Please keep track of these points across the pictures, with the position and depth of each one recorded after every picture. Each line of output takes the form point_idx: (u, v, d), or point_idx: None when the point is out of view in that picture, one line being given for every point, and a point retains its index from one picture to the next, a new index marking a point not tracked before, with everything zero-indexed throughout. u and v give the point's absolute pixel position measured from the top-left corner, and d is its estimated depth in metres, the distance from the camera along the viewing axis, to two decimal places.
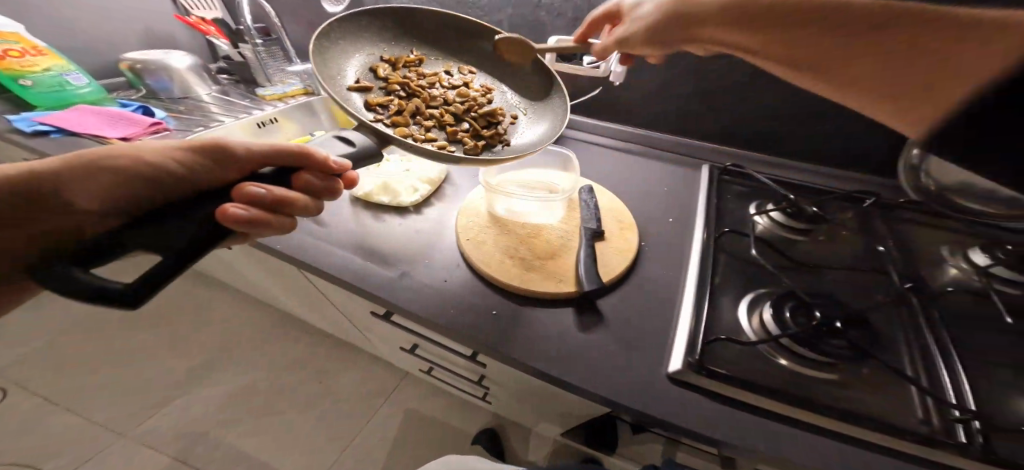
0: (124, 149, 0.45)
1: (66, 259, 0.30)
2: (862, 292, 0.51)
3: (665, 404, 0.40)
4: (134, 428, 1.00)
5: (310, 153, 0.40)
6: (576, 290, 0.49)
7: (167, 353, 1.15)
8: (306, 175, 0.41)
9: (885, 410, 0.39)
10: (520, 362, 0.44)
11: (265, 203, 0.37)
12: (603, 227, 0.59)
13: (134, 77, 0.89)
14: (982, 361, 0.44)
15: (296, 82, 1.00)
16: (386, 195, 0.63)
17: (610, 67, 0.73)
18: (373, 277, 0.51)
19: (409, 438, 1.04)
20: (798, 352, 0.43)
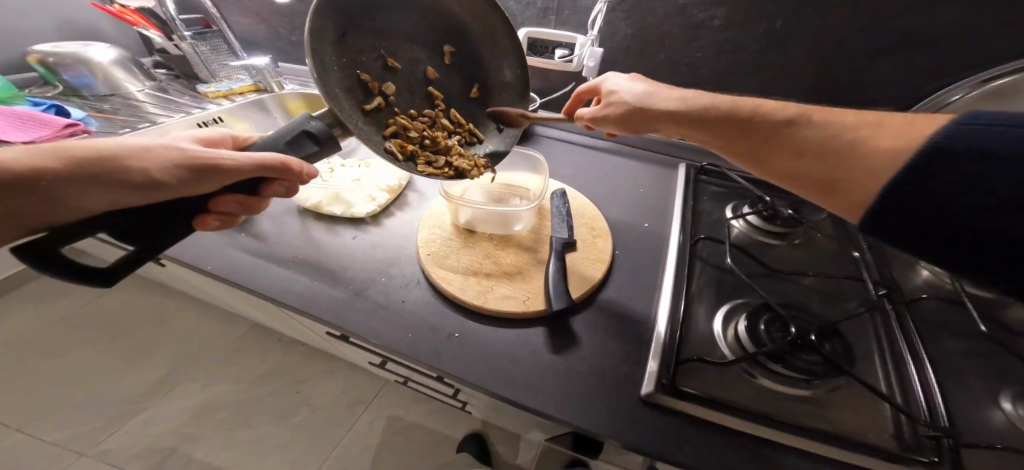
0: (114, 147, 0.38)
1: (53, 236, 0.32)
2: (836, 299, 0.50)
3: (641, 430, 0.37)
4: (86, 447, 0.89)
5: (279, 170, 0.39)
6: (545, 308, 0.46)
7: (112, 367, 1.03)
8: (272, 186, 0.42)
9: (858, 430, 0.38)
10: (485, 388, 0.39)
11: (232, 211, 0.43)
12: (575, 235, 0.56)
13: (47, 72, 0.79)
14: (959, 368, 0.44)
15: (244, 78, 0.92)
16: (338, 205, 0.58)
17: (583, 61, 0.69)
18: (323, 300, 0.46)
19: (392, 446, 0.97)
20: (773, 368, 0.41)
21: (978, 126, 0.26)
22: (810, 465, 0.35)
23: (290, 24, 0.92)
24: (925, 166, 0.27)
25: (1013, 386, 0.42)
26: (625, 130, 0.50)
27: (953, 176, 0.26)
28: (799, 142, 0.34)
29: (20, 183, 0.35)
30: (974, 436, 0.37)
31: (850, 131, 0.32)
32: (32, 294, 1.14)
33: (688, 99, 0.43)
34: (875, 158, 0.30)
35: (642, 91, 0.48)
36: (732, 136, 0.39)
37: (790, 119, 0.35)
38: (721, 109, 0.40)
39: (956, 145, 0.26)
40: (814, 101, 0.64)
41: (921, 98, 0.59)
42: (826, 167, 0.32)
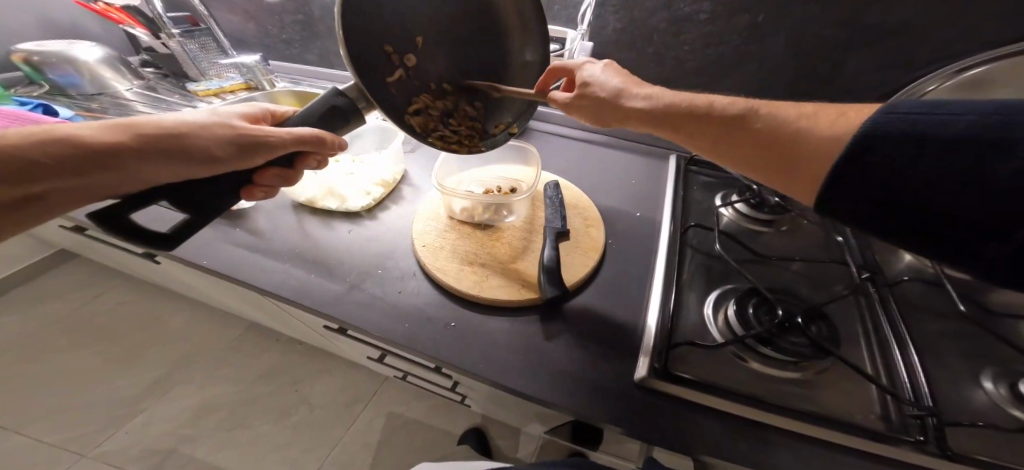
0: (173, 126, 0.41)
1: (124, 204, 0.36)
2: (822, 284, 0.52)
3: (635, 413, 0.38)
4: (88, 448, 0.89)
5: (317, 142, 0.42)
6: (539, 296, 0.47)
7: (108, 369, 1.02)
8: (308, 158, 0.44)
9: (843, 410, 0.39)
10: (482, 375, 0.40)
11: (272, 184, 0.45)
12: (569, 225, 0.57)
13: (32, 71, 0.78)
14: (939, 349, 0.45)
15: (234, 76, 0.91)
16: (333, 199, 0.58)
17: (573, 55, 0.69)
18: (320, 293, 0.46)
19: (393, 442, 0.97)
20: (762, 351, 0.42)
21: (904, 114, 0.25)
22: (799, 444, 0.36)
23: (279, 22, 0.91)
24: (866, 155, 0.26)
25: (993, 366, 0.44)
26: (596, 122, 0.47)
27: (882, 156, 0.25)
28: (750, 133, 0.33)
29: (95, 156, 0.39)
30: (955, 416, 0.39)
31: (795, 120, 0.31)
32: (26, 298, 1.14)
33: (655, 96, 0.42)
34: (810, 142, 0.30)
35: (616, 83, 0.45)
36: (700, 131, 0.37)
37: (738, 114, 0.34)
38: (687, 103, 0.39)
39: (889, 130, 0.25)
40: (799, 93, 0.65)
41: (898, 90, 0.60)
42: (775, 153, 0.32)
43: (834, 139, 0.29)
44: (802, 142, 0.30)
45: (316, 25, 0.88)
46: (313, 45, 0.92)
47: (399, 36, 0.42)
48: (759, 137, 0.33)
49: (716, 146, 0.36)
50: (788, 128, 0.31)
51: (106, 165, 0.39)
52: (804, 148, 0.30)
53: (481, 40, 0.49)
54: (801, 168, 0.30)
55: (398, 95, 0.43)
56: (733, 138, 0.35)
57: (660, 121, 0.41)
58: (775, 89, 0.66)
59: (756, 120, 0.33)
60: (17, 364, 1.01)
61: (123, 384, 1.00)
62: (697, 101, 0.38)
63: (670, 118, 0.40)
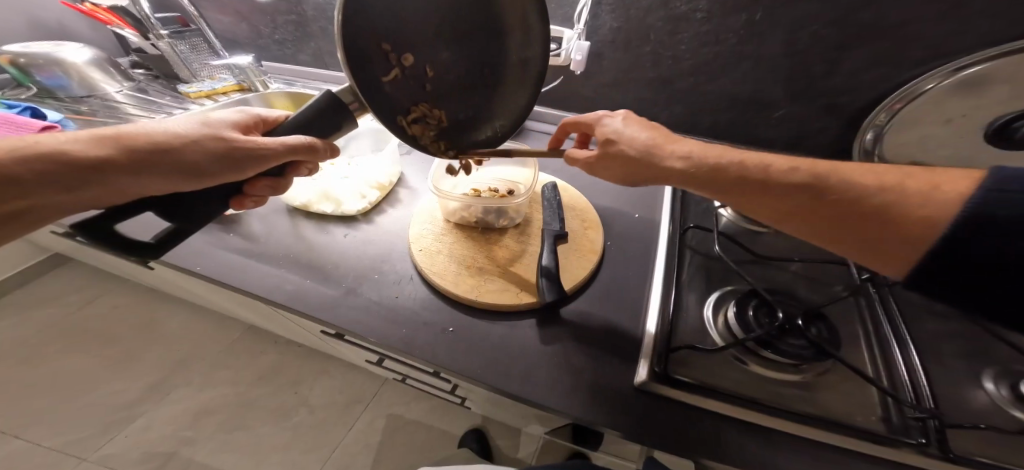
0: (162, 138, 0.40)
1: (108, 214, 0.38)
2: (821, 284, 0.52)
3: (637, 417, 0.38)
4: (88, 452, 0.88)
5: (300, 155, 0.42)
6: (537, 300, 0.46)
7: (104, 374, 1.01)
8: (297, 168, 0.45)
9: (846, 414, 0.39)
10: (482, 381, 0.40)
11: (261, 194, 0.46)
12: (566, 227, 0.56)
13: (19, 73, 0.77)
14: (937, 349, 0.45)
15: (227, 77, 0.90)
16: (328, 203, 0.57)
17: (570, 55, 0.68)
18: (315, 298, 0.46)
19: (394, 444, 0.97)
20: (763, 354, 0.42)
21: (1015, 194, 0.23)
22: (802, 448, 0.36)
23: (271, 22, 0.90)
24: (988, 239, 0.23)
25: (992, 366, 0.44)
26: (626, 182, 0.41)
27: (1016, 246, 0.22)
28: (828, 203, 0.30)
29: (83, 171, 0.38)
30: (956, 418, 0.39)
31: (876, 192, 0.28)
32: (19, 304, 1.13)
33: (694, 155, 0.37)
34: (912, 221, 0.26)
35: (645, 138, 0.40)
36: (766, 198, 0.33)
37: (809, 183, 0.31)
38: (737, 167, 0.34)
39: (1013, 218, 0.22)
40: (797, 92, 0.65)
41: (896, 88, 0.60)
42: (865, 229, 0.28)
43: (930, 218, 0.26)
44: (894, 223, 0.27)
45: (309, 26, 0.87)
46: (306, 46, 0.91)
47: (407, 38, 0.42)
48: (836, 208, 0.29)
49: (785, 219, 0.32)
50: (871, 199, 0.28)
51: (93, 181, 0.38)
52: (901, 225, 0.27)
53: (480, 43, 0.47)
54: (892, 247, 0.27)
55: (392, 93, 0.42)
56: (804, 210, 0.31)
57: (706, 184, 0.36)
58: (773, 87, 0.66)
59: (830, 191, 0.30)
60: (12, 370, 1.00)
61: (120, 388, 0.99)
62: (749, 163, 0.34)
63: (717, 183, 0.35)
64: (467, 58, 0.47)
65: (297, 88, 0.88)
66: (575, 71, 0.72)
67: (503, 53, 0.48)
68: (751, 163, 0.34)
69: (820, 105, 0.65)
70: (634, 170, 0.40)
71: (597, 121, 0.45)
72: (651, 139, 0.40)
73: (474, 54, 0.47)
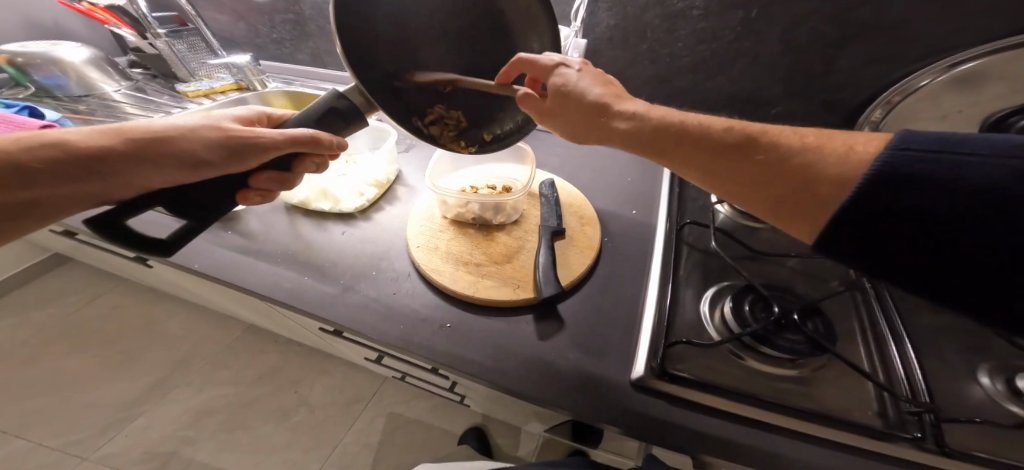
0: (167, 130, 0.40)
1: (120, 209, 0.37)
2: (818, 279, 0.52)
3: (634, 413, 0.38)
4: (89, 452, 0.89)
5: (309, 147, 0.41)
6: (534, 295, 0.46)
7: (103, 374, 1.01)
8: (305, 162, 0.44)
9: (843, 408, 0.39)
10: (481, 377, 0.40)
11: (268, 188, 0.45)
12: (564, 224, 0.56)
13: (17, 73, 0.77)
14: (933, 343, 0.45)
15: (225, 76, 0.90)
16: (326, 200, 0.57)
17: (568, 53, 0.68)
18: (313, 295, 0.46)
19: (394, 442, 0.97)
20: (760, 349, 0.42)
21: (918, 153, 0.22)
22: (800, 443, 0.36)
23: (269, 22, 0.90)
24: (879, 195, 0.22)
25: (989, 361, 0.44)
26: (574, 136, 0.43)
27: (896, 200, 0.22)
28: (751, 162, 0.29)
29: (87, 162, 0.38)
30: (953, 412, 0.39)
31: (798, 151, 0.28)
32: (18, 304, 1.13)
33: (641, 113, 0.37)
34: (821, 182, 0.26)
35: (597, 93, 0.41)
36: (691, 155, 0.33)
37: (740, 141, 0.30)
38: (677, 126, 0.34)
39: (904, 174, 0.22)
40: (794, 89, 0.65)
41: (892, 84, 0.60)
42: (778, 187, 0.28)
43: (840, 181, 0.25)
44: (804, 183, 0.26)
45: (307, 24, 0.87)
46: (304, 45, 0.91)
47: (410, 44, 0.42)
48: (756, 166, 0.29)
49: (710, 180, 0.32)
50: (791, 160, 0.27)
51: (98, 172, 0.38)
52: (814, 183, 0.26)
53: (478, 39, 0.46)
54: (802, 210, 0.27)
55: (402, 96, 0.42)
56: (727, 169, 0.31)
57: (642, 141, 0.36)
58: (770, 84, 0.66)
59: (753, 150, 0.29)
60: (12, 370, 1.00)
61: (119, 388, 0.99)
62: (690, 124, 0.34)
63: (652, 140, 0.35)
64: (470, 57, 0.47)
65: (295, 87, 0.88)
66: None
67: (507, 50, 0.48)
68: (690, 124, 0.34)
69: (817, 101, 0.65)
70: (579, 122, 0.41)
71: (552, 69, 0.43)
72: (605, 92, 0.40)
73: (472, 51, 0.46)
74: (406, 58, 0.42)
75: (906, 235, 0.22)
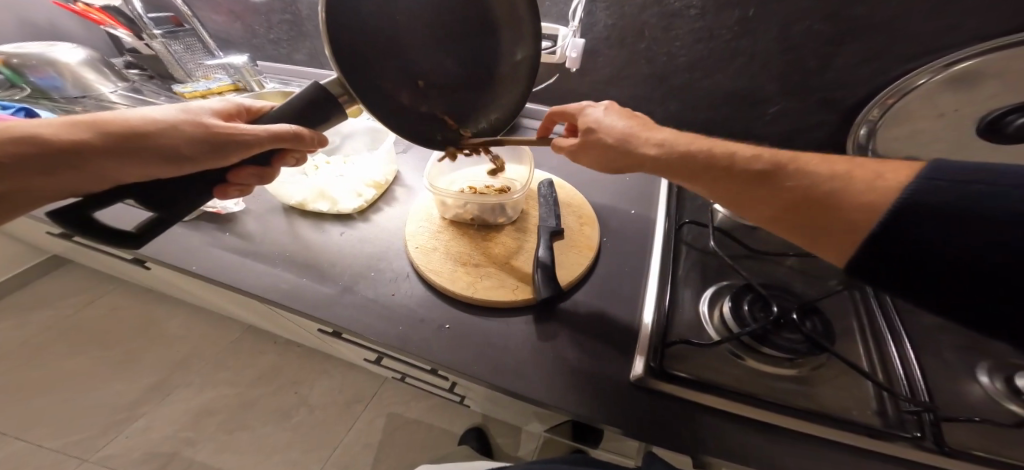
0: (142, 124, 0.40)
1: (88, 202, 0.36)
2: (817, 278, 0.52)
3: (633, 414, 0.38)
4: (90, 453, 0.88)
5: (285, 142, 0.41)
6: (532, 296, 0.46)
7: (102, 375, 1.00)
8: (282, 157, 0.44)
9: (841, 407, 0.39)
10: (479, 376, 0.40)
11: (246, 183, 0.45)
12: (562, 224, 0.56)
13: (12, 74, 0.76)
14: (930, 341, 0.46)
15: (222, 77, 0.90)
16: (324, 201, 0.57)
17: (565, 52, 0.68)
18: (311, 296, 0.46)
19: (394, 442, 0.97)
20: (758, 348, 0.42)
21: (946, 184, 0.22)
22: (800, 443, 0.36)
23: (266, 22, 0.89)
24: (918, 225, 0.23)
25: (986, 358, 0.44)
26: (605, 169, 0.43)
27: (926, 228, 0.22)
28: (780, 189, 0.29)
29: (64, 156, 0.38)
30: (953, 412, 0.39)
31: (825, 179, 0.28)
32: (17, 306, 1.12)
33: (668, 143, 0.38)
34: (850, 208, 0.26)
35: (622, 127, 0.41)
36: (720, 181, 0.33)
37: (764, 169, 0.31)
38: (704, 153, 0.35)
39: (927, 204, 0.22)
40: (792, 87, 0.65)
41: (888, 83, 0.60)
42: (809, 214, 0.28)
43: (869, 207, 0.25)
44: (837, 208, 0.26)
45: (303, 24, 0.87)
46: (301, 45, 0.91)
47: (391, 43, 0.41)
48: (787, 193, 0.29)
49: (740, 206, 0.32)
50: (819, 186, 0.28)
51: (76, 166, 0.39)
52: (847, 211, 0.26)
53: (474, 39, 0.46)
54: (835, 234, 0.27)
55: (392, 96, 0.42)
56: (753, 196, 0.31)
57: (671, 169, 0.37)
58: (767, 84, 0.66)
59: (782, 178, 0.30)
60: (11, 372, 0.99)
61: (119, 389, 0.99)
62: (718, 149, 0.34)
63: (682, 166, 0.36)
64: (461, 58, 0.46)
65: (292, 87, 0.88)
66: (570, 68, 0.72)
67: (494, 50, 0.49)
68: (716, 149, 0.34)
69: (814, 99, 0.65)
70: (610, 161, 0.42)
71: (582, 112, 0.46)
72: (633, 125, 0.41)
73: (463, 50, 0.46)
74: (388, 59, 0.41)
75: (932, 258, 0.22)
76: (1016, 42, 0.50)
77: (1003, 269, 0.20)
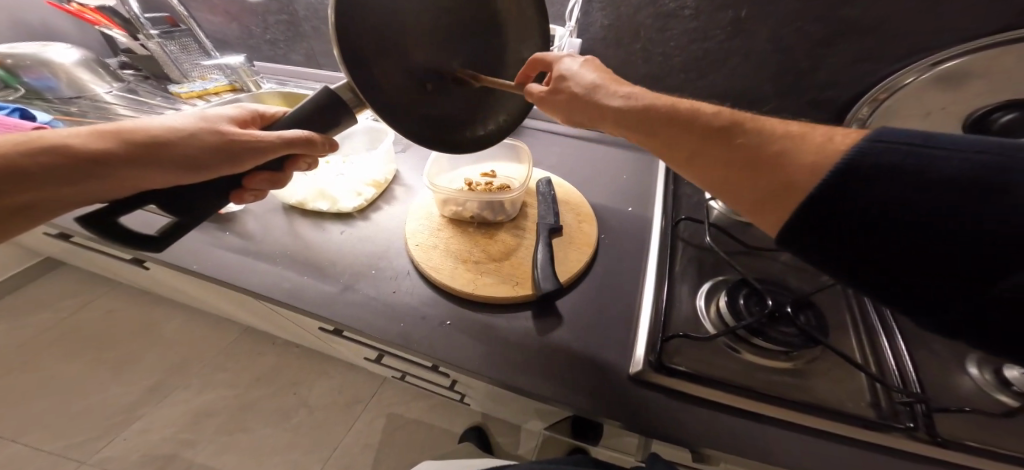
0: (160, 132, 0.40)
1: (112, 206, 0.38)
2: (810, 273, 0.53)
3: (633, 407, 0.38)
4: (87, 456, 0.88)
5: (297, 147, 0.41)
6: (533, 292, 0.47)
7: (99, 378, 1.00)
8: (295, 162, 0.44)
9: (836, 399, 0.40)
10: (480, 372, 0.40)
11: (260, 188, 0.45)
12: (561, 221, 0.57)
13: (6, 75, 0.76)
14: (921, 334, 0.47)
15: (219, 77, 0.89)
16: (324, 200, 0.57)
17: (562, 53, 0.69)
18: (314, 295, 0.46)
19: (394, 442, 0.97)
20: (754, 341, 0.43)
21: (892, 144, 0.23)
22: (795, 434, 0.37)
23: (263, 23, 0.89)
24: (851, 183, 0.23)
25: (976, 351, 0.45)
26: (572, 122, 0.44)
27: (884, 188, 0.22)
28: (731, 148, 0.30)
29: (86, 164, 0.39)
30: (943, 402, 0.40)
31: (777, 140, 0.28)
32: (11, 309, 1.11)
33: (635, 97, 0.38)
34: (793, 171, 0.26)
35: (594, 80, 0.41)
36: (674, 139, 0.33)
37: (724, 127, 0.30)
38: (661, 111, 0.35)
39: (913, 167, 0.22)
40: (784, 86, 0.66)
41: (878, 82, 0.61)
42: (758, 174, 0.28)
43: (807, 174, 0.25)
44: (784, 175, 0.27)
45: (301, 25, 0.87)
46: (298, 46, 0.91)
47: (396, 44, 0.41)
48: (732, 151, 0.29)
49: (691, 163, 0.33)
50: (768, 148, 0.28)
51: (96, 174, 0.39)
52: (791, 177, 0.26)
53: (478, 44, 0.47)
54: (766, 193, 0.27)
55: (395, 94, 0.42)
56: (702, 152, 0.31)
57: (630, 122, 0.37)
58: (761, 83, 0.67)
59: (734, 138, 0.30)
60: (5, 375, 0.99)
61: (116, 392, 0.98)
62: (679, 108, 0.34)
63: (641, 120, 0.36)
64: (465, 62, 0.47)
65: (289, 87, 0.88)
66: None
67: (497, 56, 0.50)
68: (673, 108, 0.34)
69: (806, 98, 0.67)
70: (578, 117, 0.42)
71: (558, 63, 0.46)
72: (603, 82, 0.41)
73: (468, 53, 0.47)
74: (394, 59, 0.41)
75: (897, 220, 0.22)
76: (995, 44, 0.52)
77: (910, 224, 0.21)
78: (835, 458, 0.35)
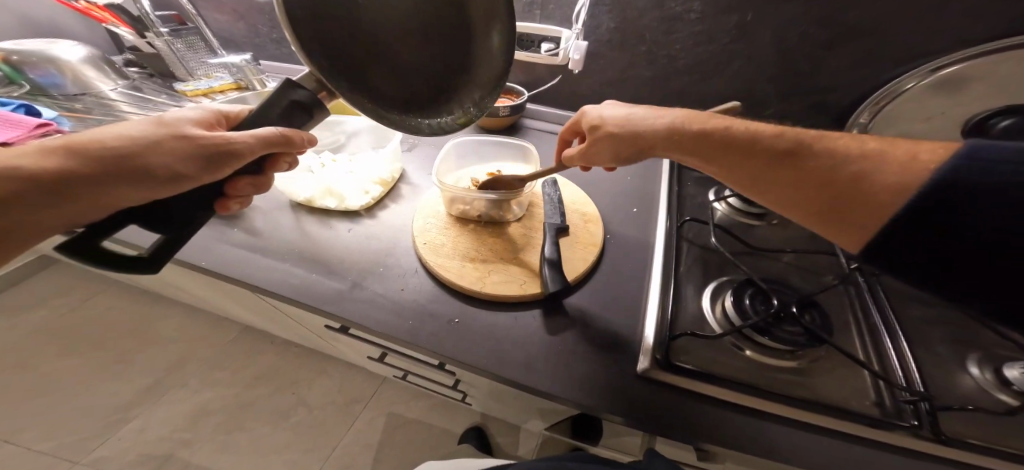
0: (125, 146, 0.39)
1: (90, 232, 0.35)
2: (814, 274, 0.54)
3: (641, 404, 0.39)
4: (84, 455, 0.87)
5: (279, 144, 0.41)
6: (540, 291, 0.47)
7: (97, 376, 0.99)
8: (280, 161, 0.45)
9: (842, 398, 0.40)
10: (487, 369, 0.41)
11: (245, 193, 0.45)
12: (567, 221, 0.57)
13: (11, 71, 0.75)
14: (923, 334, 0.47)
15: (224, 75, 0.90)
16: (332, 198, 0.58)
17: (569, 54, 0.70)
18: (321, 291, 0.46)
19: (394, 442, 0.97)
20: (758, 340, 0.44)
21: (969, 164, 0.26)
22: (802, 432, 0.37)
23: (269, 22, 0.90)
24: (943, 206, 0.26)
25: (976, 351, 0.46)
26: (618, 160, 0.48)
27: (964, 210, 0.25)
28: (806, 169, 0.32)
29: (53, 186, 0.37)
30: (947, 401, 0.40)
31: (857, 160, 0.30)
32: (10, 305, 1.11)
33: (685, 126, 0.41)
34: (879, 188, 0.28)
35: (630, 115, 0.46)
36: (742, 164, 0.36)
37: (791, 149, 0.33)
38: (725, 137, 0.38)
39: (969, 182, 0.25)
40: (787, 89, 0.67)
41: (880, 85, 0.62)
42: (843, 198, 0.30)
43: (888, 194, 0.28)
44: (872, 190, 0.29)
45: None
46: None
47: (374, 45, 0.42)
48: (807, 178, 0.32)
49: (763, 188, 0.35)
50: (843, 168, 0.30)
51: (66, 195, 0.37)
52: (870, 193, 0.29)
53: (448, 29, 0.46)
54: (855, 213, 0.30)
55: (358, 78, 0.41)
56: (776, 178, 0.34)
57: (691, 152, 0.40)
58: (765, 86, 0.68)
59: (806, 161, 0.32)
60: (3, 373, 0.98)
61: (114, 390, 0.98)
62: (744, 135, 0.37)
63: (704, 154, 0.39)
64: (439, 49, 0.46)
65: None
66: (573, 70, 0.74)
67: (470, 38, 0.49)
68: (733, 133, 0.37)
69: (809, 102, 0.67)
70: (613, 155, 0.48)
71: (592, 111, 0.51)
72: (656, 114, 0.45)
73: (440, 40, 0.46)
74: (374, 60, 0.43)
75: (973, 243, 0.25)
76: (991, 50, 0.53)
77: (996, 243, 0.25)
78: (842, 456, 0.36)
